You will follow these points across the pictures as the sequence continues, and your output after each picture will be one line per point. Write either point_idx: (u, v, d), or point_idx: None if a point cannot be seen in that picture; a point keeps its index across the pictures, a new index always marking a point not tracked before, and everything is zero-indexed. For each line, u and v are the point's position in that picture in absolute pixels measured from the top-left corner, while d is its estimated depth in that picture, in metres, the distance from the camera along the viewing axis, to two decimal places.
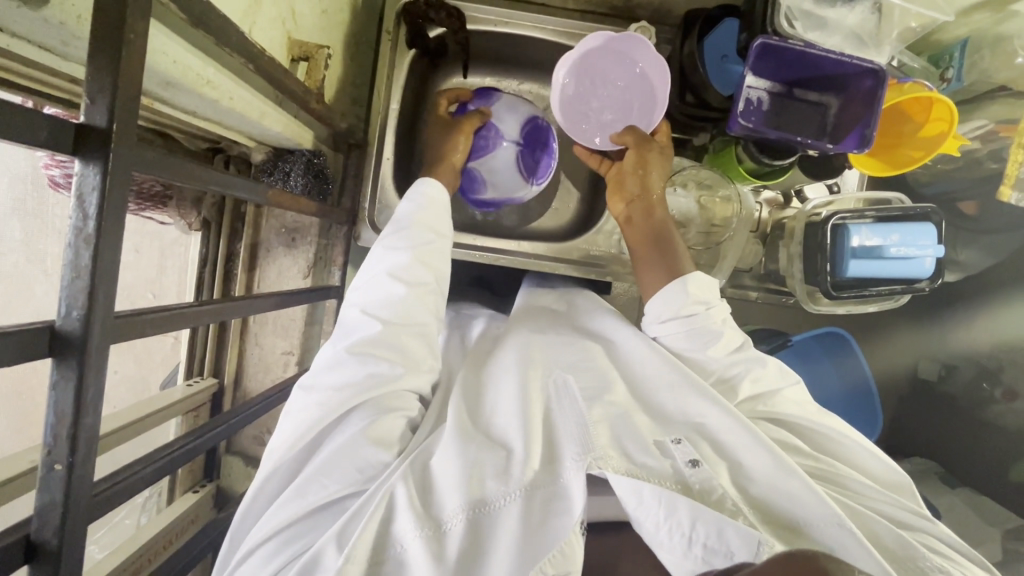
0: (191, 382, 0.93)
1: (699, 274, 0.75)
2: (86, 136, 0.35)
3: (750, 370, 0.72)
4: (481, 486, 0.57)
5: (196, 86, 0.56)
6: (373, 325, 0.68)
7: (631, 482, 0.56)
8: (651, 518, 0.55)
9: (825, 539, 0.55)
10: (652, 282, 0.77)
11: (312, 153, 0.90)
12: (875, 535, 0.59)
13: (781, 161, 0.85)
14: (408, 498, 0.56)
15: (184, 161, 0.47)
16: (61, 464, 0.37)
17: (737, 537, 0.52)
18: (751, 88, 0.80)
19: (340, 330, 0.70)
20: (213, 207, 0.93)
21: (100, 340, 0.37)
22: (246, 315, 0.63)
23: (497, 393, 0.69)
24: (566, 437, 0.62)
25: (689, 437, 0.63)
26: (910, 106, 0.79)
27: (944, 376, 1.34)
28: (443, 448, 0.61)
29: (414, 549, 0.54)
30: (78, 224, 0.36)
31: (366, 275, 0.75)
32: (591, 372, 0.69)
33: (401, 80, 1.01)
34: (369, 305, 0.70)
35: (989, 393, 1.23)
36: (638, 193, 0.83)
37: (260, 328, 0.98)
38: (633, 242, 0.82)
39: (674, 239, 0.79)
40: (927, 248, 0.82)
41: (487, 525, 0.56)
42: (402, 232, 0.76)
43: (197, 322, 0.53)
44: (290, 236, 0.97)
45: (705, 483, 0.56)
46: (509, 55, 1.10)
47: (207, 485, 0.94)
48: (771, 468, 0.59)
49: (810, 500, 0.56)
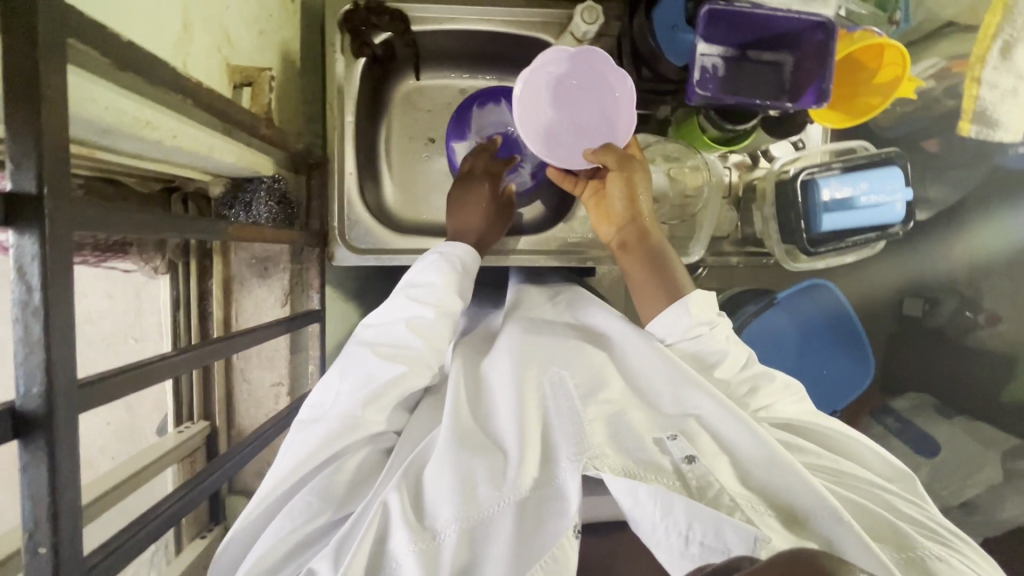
0: (181, 429, 0.90)
1: (699, 293, 0.76)
2: (18, 205, 0.34)
3: (758, 386, 0.74)
4: (476, 498, 0.57)
5: (135, 129, 0.54)
6: (398, 366, 0.67)
7: (628, 482, 0.56)
8: (648, 517, 0.56)
9: (825, 535, 0.56)
10: (651, 304, 0.78)
11: (272, 179, 0.88)
12: (874, 526, 0.60)
13: (744, 124, 0.85)
14: (400, 512, 0.56)
15: (132, 212, 0.45)
16: (46, 546, 0.35)
17: (734, 534, 0.53)
18: (705, 56, 0.79)
19: (342, 365, 0.71)
20: (177, 247, 0.88)
21: (66, 413, 0.36)
22: (227, 356, 0.61)
23: (494, 396, 0.71)
24: (561, 437, 0.62)
25: (685, 432, 0.64)
26: (863, 55, 0.79)
27: (928, 310, 1.34)
28: (437, 456, 0.62)
29: (408, 564, 0.54)
30: (22, 297, 0.34)
31: (381, 317, 0.75)
32: (585, 368, 0.70)
33: (353, 91, 0.99)
34: (382, 347, 0.70)
35: (973, 319, 1.30)
36: (629, 219, 0.82)
37: (245, 363, 0.96)
38: (628, 268, 0.82)
39: (671, 262, 0.79)
40: (895, 192, 0.84)
41: (482, 535, 0.56)
42: (419, 288, 0.76)
43: (176, 371, 0.51)
44: (262, 266, 0.95)
45: (701, 479, 0.58)
46: (459, 52, 1.08)
47: (214, 528, 0.92)
48: (768, 461, 0.60)
49: (807, 492, 0.57)
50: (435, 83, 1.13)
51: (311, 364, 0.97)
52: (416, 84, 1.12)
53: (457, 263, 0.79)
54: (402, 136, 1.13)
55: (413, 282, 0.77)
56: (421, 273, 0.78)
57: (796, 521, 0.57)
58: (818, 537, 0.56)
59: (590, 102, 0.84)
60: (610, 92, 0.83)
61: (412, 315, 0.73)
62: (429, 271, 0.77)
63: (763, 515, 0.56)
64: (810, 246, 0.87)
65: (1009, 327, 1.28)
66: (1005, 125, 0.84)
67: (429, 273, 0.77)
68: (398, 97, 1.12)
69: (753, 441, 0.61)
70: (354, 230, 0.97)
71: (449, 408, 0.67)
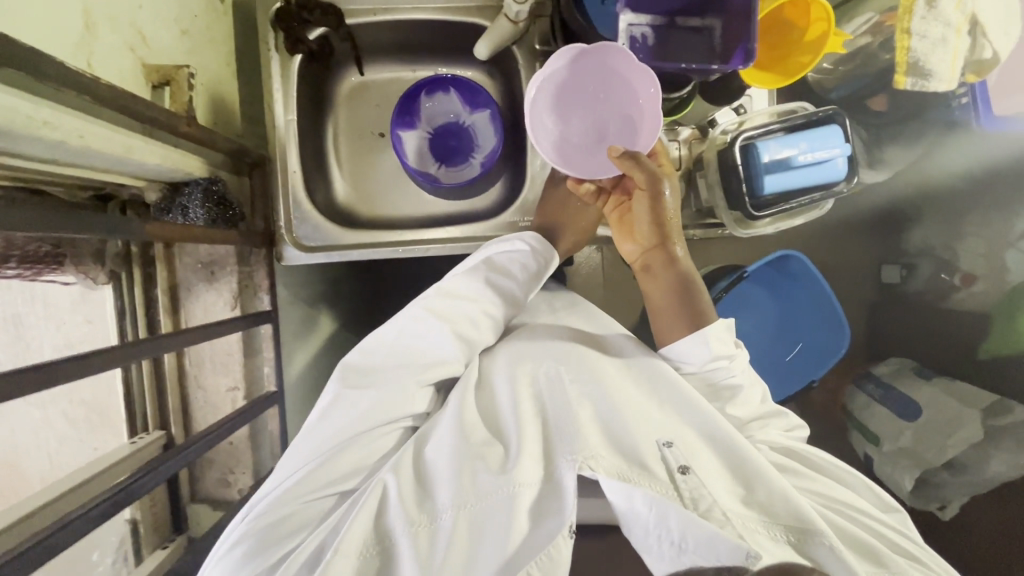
0: (135, 440, 0.89)
1: (719, 326, 0.75)
2: None
3: (767, 423, 0.79)
4: (473, 482, 0.63)
5: (32, 129, 0.53)
6: (451, 361, 0.73)
7: (622, 485, 0.59)
8: (641, 525, 0.59)
9: (814, 555, 0.59)
10: (669, 324, 0.78)
11: (208, 181, 0.87)
12: (859, 547, 0.63)
13: (678, 92, 0.85)
14: (398, 491, 0.62)
15: None
16: None
17: (727, 547, 0.55)
18: (633, 25, 0.80)
19: (404, 330, 0.75)
20: (118, 256, 0.87)
21: None
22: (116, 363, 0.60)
23: (490, 404, 0.74)
24: (560, 436, 0.67)
25: (681, 441, 0.67)
26: (790, 13, 0.80)
27: (906, 276, 1.43)
28: (437, 453, 0.66)
29: (403, 545, 0.58)
30: None
31: (440, 291, 0.78)
32: (584, 367, 0.73)
33: (292, 89, 0.98)
34: (451, 323, 0.74)
35: (949, 281, 1.32)
36: (656, 242, 0.81)
37: (199, 370, 0.95)
38: (649, 291, 0.81)
39: (697, 287, 0.78)
40: (834, 149, 0.84)
41: (476, 523, 0.60)
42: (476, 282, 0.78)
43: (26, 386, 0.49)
44: (208, 270, 0.94)
45: (694, 491, 0.60)
46: (400, 43, 1.07)
47: (176, 539, 0.90)
48: (760, 469, 0.64)
49: (798, 507, 0.61)
50: (380, 78, 1.13)
51: (267, 367, 0.96)
52: (360, 79, 1.12)
53: (535, 265, 0.80)
54: (350, 132, 1.13)
55: (489, 269, 0.79)
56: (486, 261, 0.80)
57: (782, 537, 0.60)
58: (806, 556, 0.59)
59: (602, 99, 0.81)
60: (636, 105, 0.80)
61: (477, 309, 0.76)
62: (515, 262, 0.80)
63: (757, 533, 0.59)
64: (754, 211, 0.86)
65: (984, 287, 1.28)
66: (939, 74, 0.83)
67: (504, 263, 0.80)
68: (343, 94, 1.12)
69: (744, 453, 0.66)
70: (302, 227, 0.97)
71: (453, 406, 0.71)
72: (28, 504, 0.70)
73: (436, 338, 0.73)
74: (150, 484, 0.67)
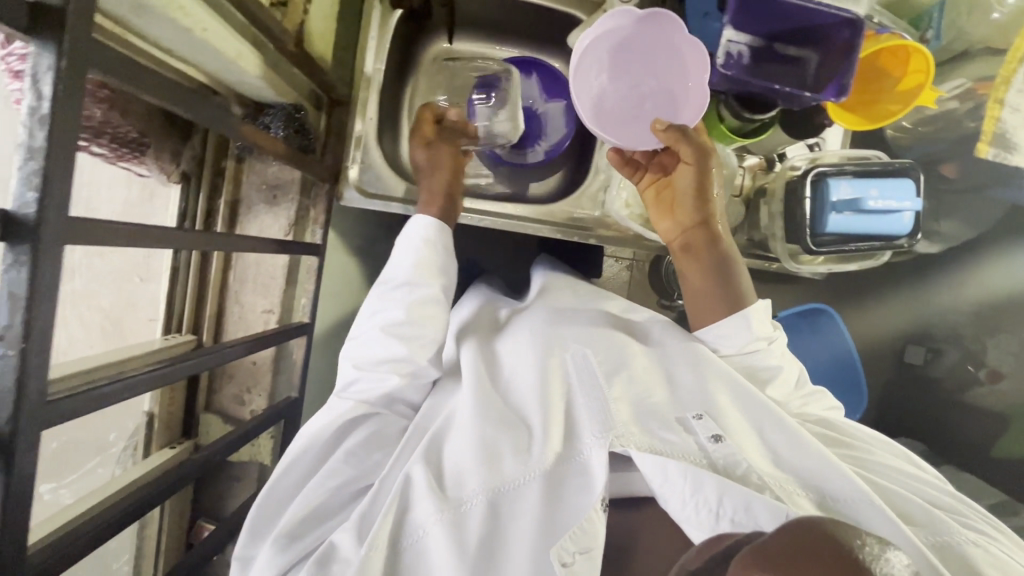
0: (169, 337, 0.91)
1: (760, 306, 0.78)
2: (42, 17, 0.35)
3: (807, 401, 0.80)
4: (502, 468, 0.63)
5: (168, 11, 0.56)
6: (389, 377, 0.74)
7: (655, 459, 0.61)
8: (677, 494, 0.59)
9: (857, 516, 0.60)
10: (711, 310, 0.79)
11: (293, 107, 0.90)
12: (905, 513, 0.64)
13: (762, 115, 0.85)
14: (422, 481, 0.63)
15: (157, 75, 0.47)
16: (13, 349, 0.36)
17: (765, 513, 0.55)
18: (731, 42, 0.80)
19: (356, 354, 0.77)
20: (192, 159, 0.91)
21: (54, 234, 0.37)
22: (213, 248, 0.62)
23: (516, 364, 0.76)
24: (584, 416, 0.68)
25: (710, 411, 0.68)
26: (887, 61, 0.80)
27: (930, 359, 1.34)
28: (460, 431, 0.68)
29: (434, 533, 0.60)
30: (32, 104, 0.35)
31: (365, 319, 0.80)
32: (611, 350, 0.74)
33: (387, 41, 0.99)
34: (377, 352, 0.75)
35: (974, 375, 1.27)
36: (697, 221, 0.81)
37: (241, 286, 0.97)
38: (689, 271, 0.81)
39: (736, 268, 0.80)
40: (904, 202, 0.84)
41: (506, 509, 0.62)
42: (396, 284, 0.79)
43: (175, 243, 0.53)
44: (271, 193, 0.97)
45: (728, 459, 0.62)
46: (495, 20, 1.10)
47: (184, 442, 0.92)
48: (795, 448, 0.66)
49: (834, 476, 0.62)
50: (466, 50, 1.15)
51: (305, 298, 0.98)
52: (449, 47, 1.14)
53: (439, 246, 0.82)
54: (426, 95, 1.15)
55: (399, 266, 0.81)
56: (399, 266, 0.81)
57: (823, 503, 0.62)
58: (849, 517, 0.60)
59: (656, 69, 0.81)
60: (682, 80, 0.79)
61: (394, 306, 0.77)
62: (409, 259, 0.80)
63: (795, 496, 0.61)
64: (813, 246, 0.86)
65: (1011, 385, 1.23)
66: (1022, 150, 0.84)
67: (409, 252, 0.81)
68: (429, 60, 1.14)
69: (778, 429, 0.68)
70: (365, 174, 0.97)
71: (472, 381, 0.72)
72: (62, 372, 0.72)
73: (357, 367, 0.76)
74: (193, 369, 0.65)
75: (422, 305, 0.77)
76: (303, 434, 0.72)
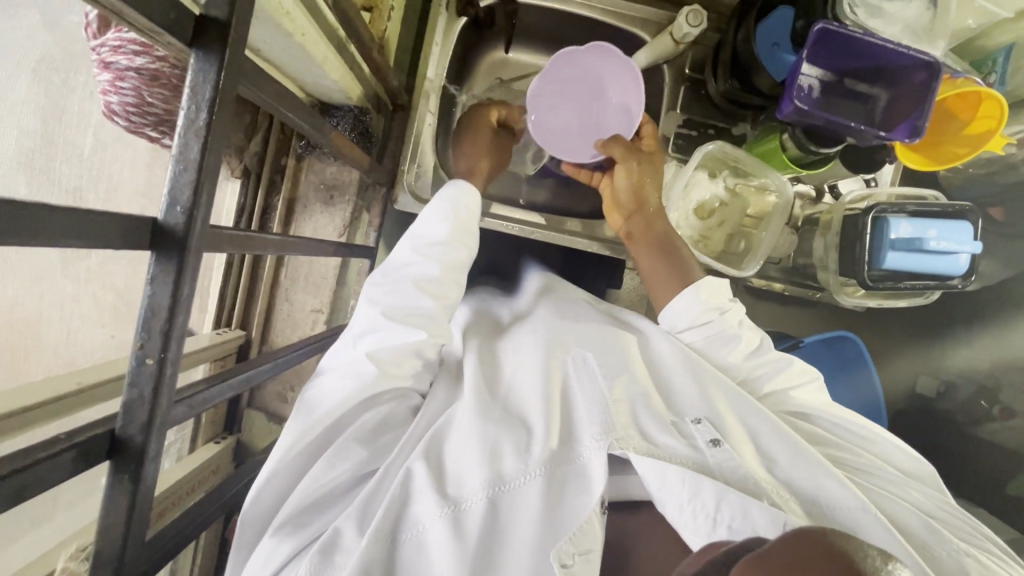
0: (218, 331, 0.91)
1: (710, 280, 0.80)
2: (204, 28, 0.35)
3: (777, 370, 0.78)
4: (502, 466, 0.61)
5: (275, 15, 0.56)
6: (418, 332, 0.71)
7: (655, 463, 0.59)
8: (675, 499, 0.59)
9: (844, 521, 0.59)
10: (663, 291, 0.82)
11: (360, 110, 0.94)
12: (899, 519, 0.61)
13: (828, 149, 0.86)
14: (424, 474, 0.61)
15: (271, 80, 0.48)
16: (153, 358, 0.36)
17: (763, 517, 0.55)
18: (804, 75, 0.80)
19: (360, 325, 0.73)
20: (255, 156, 0.91)
21: (198, 241, 0.36)
22: (299, 253, 0.63)
23: (516, 365, 0.74)
24: (583, 418, 0.66)
25: (710, 417, 0.66)
26: (955, 104, 0.81)
27: (942, 393, 1.35)
28: (459, 426, 0.66)
29: (434, 528, 0.58)
30: (190, 115, 0.35)
31: (388, 272, 0.77)
32: (612, 352, 0.73)
33: (450, 46, 1.00)
34: (399, 308, 0.73)
35: (986, 410, 1.26)
36: (635, 208, 0.87)
37: (291, 284, 0.97)
38: (641, 254, 0.85)
39: (680, 250, 0.83)
40: (964, 245, 0.84)
41: (506, 505, 0.59)
42: (426, 241, 0.79)
43: (262, 249, 0.54)
44: (328, 193, 0.96)
45: (723, 463, 0.60)
46: (555, 34, 1.10)
47: (228, 438, 0.94)
48: (791, 451, 0.64)
49: (832, 485, 0.60)
50: (523, 60, 1.16)
51: (354, 300, 0.98)
52: (504, 57, 1.15)
53: (463, 210, 0.82)
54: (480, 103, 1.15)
55: (416, 231, 0.81)
56: (429, 224, 0.80)
57: (815, 512, 0.59)
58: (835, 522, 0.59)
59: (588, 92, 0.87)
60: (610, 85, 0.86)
61: (416, 262, 0.77)
62: (432, 224, 0.80)
63: (788, 502, 0.59)
64: (869, 281, 0.87)
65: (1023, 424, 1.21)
66: None
67: (430, 218, 0.81)
68: (487, 65, 1.15)
69: (774, 432, 0.66)
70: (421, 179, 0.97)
71: (472, 378, 0.70)
72: None
73: (391, 319, 0.71)
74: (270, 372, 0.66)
75: (446, 262, 0.78)
76: (296, 417, 0.67)
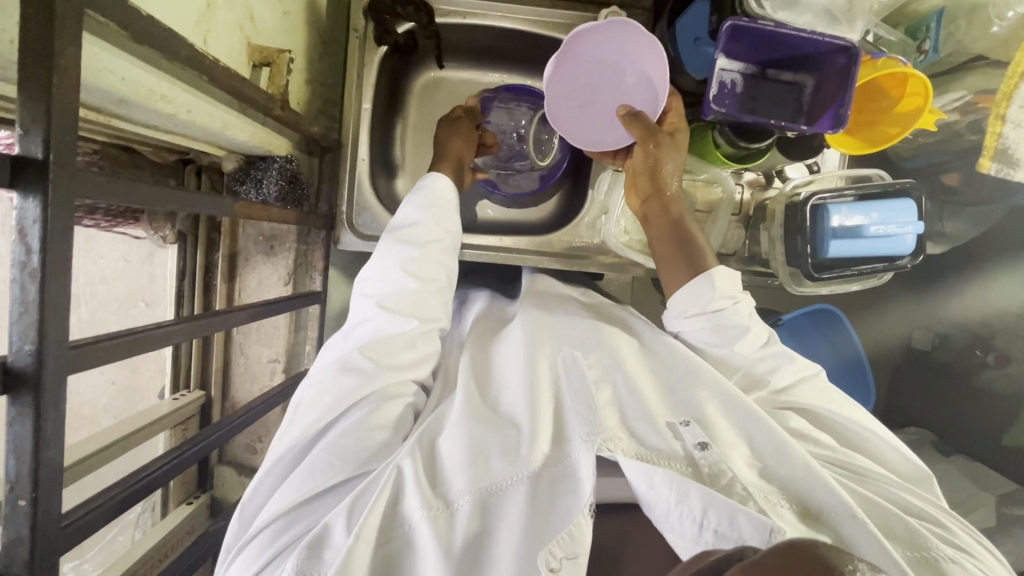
0: (178, 396, 0.98)
1: (723, 267, 0.72)
2: (23, 169, 0.35)
3: (777, 365, 0.70)
4: (490, 470, 0.56)
5: (150, 102, 0.56)
6: (410, 322, 0.69)
7: (642, 466, 0.54)
8: (663, 503, 0.54)
9: (840, 530, 0.54)
10: (670, 278, 0.74)
11: (284, 159, 0.93)
12: (886, 522, 0.57)
13: (757, 144, 0.83)
14: (415, 478, 0.55)
15: (137, 183, 0.46)
16: (25, 499, 0.38)
17: (749, 525, 0.51)
18: (724, 71, 0.78)
19: (354, 322, 0.71)
20: (188, 220, 0.98)
21: (54, 374, 0.38)
22: (224, 329, 0.64)
23: (503, 369, 0.70)
24: (574, 419, 0.60)
25: (699, 419, 0.61)
26: (885, 82, 0.78)
27: (937, 344, 1.26)
28: (451, 423, 0.62)
29: (422, 530, 0.53)
30: (21, 258, 0.35)
31: (374, 264, 0.75)
32: (601, 350, 0.68)
33: (372, 78, 0.96)
34: (391, 301, 0.70)
35: (981, 358, 1.18)
36: (652, 190, 0.77)
37: (245, 338, 1.05)
38: (652, 243, 0.78)
39: (697, 242, 0.74)
40: (907, 225, 0.82)
41: (495, 508, 0.55)
42: (410, 229, 0.75)
43: (172, 340, 0.54)
44: (268, 244, 1.03)
45: (713, 467, 0.55)
46: (484, 49, 1.06)
47: (201, 496, 0.99)
48: (775, 449, 0.59)
49: (823, 488, 0.55)
50: (459, 76, 1.09)
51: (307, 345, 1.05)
52: (439, 73, 1.08)
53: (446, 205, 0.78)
54: (418, 126, 1.09)
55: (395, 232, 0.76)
56: (406, 220, 0.77)
57: (806, 514, 0.56)
58: (832, 531, 0.55)
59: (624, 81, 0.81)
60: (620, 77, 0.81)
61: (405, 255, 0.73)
62: (415, 211, 0.77)
63: (779, 508, 0.55)
64: (814, 271, 0.85)
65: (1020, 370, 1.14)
66: None
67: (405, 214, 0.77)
68: (418, 87, 1.08)
69: (769, 435, 0.59)
70: (362, 215, 0.96)
71: (462, 389, 0.66)
72: (73, 452, 0.75)
73: (387, 313, 0.68)
74: (212, 445, 0.70)
75: (432, 245, 0.75)
76: (300, 407, 0.64)
